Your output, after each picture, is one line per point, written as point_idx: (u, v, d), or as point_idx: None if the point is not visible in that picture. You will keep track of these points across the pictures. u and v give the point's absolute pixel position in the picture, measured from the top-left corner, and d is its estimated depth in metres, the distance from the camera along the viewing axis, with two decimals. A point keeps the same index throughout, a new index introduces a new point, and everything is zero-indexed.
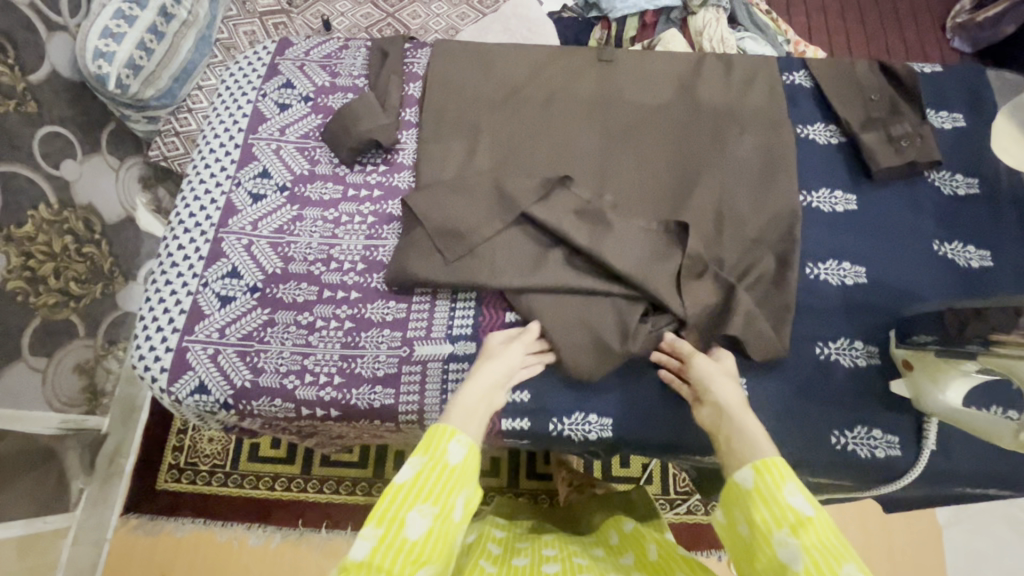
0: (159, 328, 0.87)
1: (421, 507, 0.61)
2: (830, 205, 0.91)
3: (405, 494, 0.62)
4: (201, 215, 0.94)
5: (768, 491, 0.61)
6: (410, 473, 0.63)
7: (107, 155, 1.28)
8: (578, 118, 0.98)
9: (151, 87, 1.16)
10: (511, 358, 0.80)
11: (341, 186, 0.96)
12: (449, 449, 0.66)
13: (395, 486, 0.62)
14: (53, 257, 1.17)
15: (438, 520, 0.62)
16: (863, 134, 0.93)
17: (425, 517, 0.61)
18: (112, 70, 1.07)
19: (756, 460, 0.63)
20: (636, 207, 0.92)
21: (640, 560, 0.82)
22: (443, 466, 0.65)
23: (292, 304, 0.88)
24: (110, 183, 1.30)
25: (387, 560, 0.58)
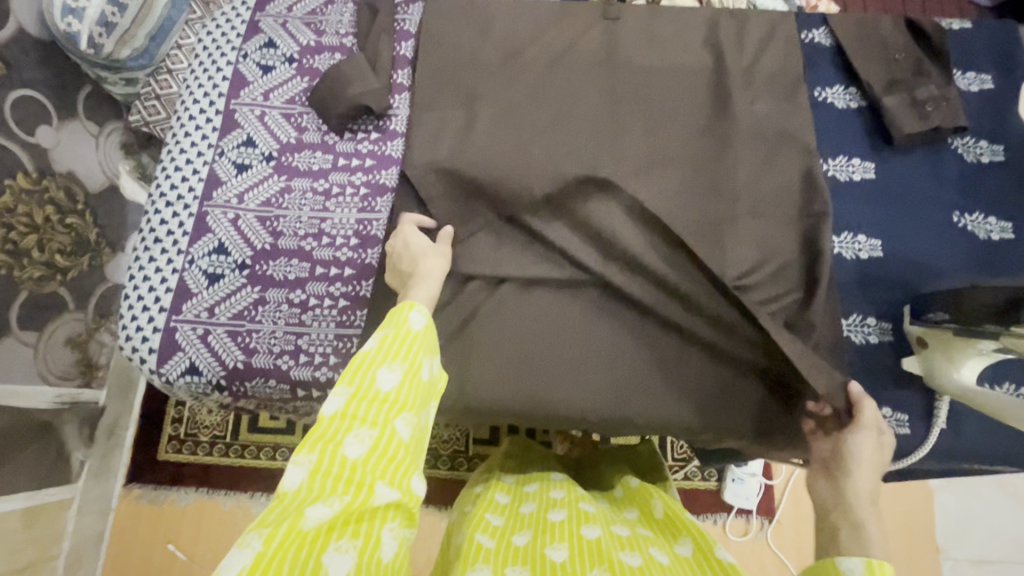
0: (144, 309, 0.83)
1: (389, 364, 0.54)
2: (847, 173, 0.87)
3: (373, 357, 0.55)
4: (183, 187, 0.89)
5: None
6: (375, 342, 0.56)
7: (86, 120, 1.22)
8: (582, 84, 0.92)
9: (128, 46, 1.08)
10: (433, 266, 0.73)
11: (332, 155, 0.90)
12: (411, 318, 0.59)
13: (360, 352, 0.55)
14: (35, 229, 1.12)
15: (408, 375, 0.55)
16: (886, 98, 0.87)
17: (394, 372, 0.54)
18: (83, 27, 1.00)
19: (872, 557, 0.54)
20: (645, 178, 0.87)
21: (646, 516, 0.80)
22: (409, 333, 0.57)
23: (283, 282, 0.85)
24: (90, 149, 1.24)
25: (362, 411, 0.51)
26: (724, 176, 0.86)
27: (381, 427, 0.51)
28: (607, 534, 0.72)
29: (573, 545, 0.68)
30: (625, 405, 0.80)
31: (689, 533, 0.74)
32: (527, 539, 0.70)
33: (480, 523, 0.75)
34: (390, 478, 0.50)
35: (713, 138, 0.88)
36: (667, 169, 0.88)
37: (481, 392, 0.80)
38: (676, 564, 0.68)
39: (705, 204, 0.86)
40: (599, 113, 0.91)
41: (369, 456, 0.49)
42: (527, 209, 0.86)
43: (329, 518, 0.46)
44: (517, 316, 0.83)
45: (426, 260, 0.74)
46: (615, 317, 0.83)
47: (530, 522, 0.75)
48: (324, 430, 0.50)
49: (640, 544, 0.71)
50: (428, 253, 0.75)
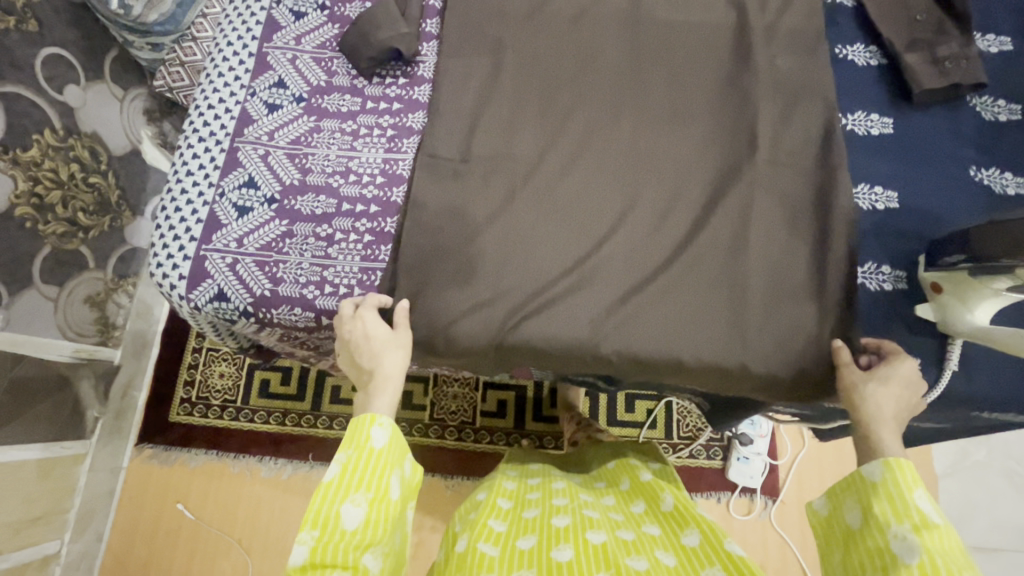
0: (176, 238, 0.86)
1: (355, 495, 0.62)
2: (866, 128, 0.89)
3: (336, 487, 0.62)
4: (216, 125, 0.91)
5: (896, 486, 0.60)
6: (337, 469, 0.64)
7: (111, 83, 1.25)
8: (605, 39, 0.93)
9: (154, 11, 1.11)
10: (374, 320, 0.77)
11: (360, 98, 0.93)
12: (371, 435, 0.66)
13: (324, 484, 0.62)
14: (60, 185, 1.15)
15: (373, 504, 0.62)
16: (906, 56, 0.88)
17: (359, 505, 0.62)
18: None
19: (890, 458, 0.63)
20: (666, 129, 0.89)
21: (653, 509, 0.82)
22: (369, 453, 0.65)
23: (311, 216, 0.87)
24: (115, 112, 1.26)
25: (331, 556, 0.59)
26: (744, 127, 0.88)
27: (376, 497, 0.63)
28: (612, 538, 0.75)
29: (579, 548, 0.72)
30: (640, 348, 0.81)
31: (696, 524, 0.76)
32: (532, 544, 0.73)
33: (483, 532, 0.77)
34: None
35: (734, 92, 0.90)
36: (688, 120, 0.89)
37: (495, 338, 0.81)
38: (682, 563, 0.70)
39: (724, 154, 0.87)
40: (622, 66, 0.92)
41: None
42: (550, 155, 0.87)
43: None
44: (537, 257, 0.83)
45: (385, 358, 0.75)
46: (636, 262, 0.83)
47: (534, 526, 0.78)
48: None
49: (645, 547, 0.73)
50: (392, 349, 0.75)
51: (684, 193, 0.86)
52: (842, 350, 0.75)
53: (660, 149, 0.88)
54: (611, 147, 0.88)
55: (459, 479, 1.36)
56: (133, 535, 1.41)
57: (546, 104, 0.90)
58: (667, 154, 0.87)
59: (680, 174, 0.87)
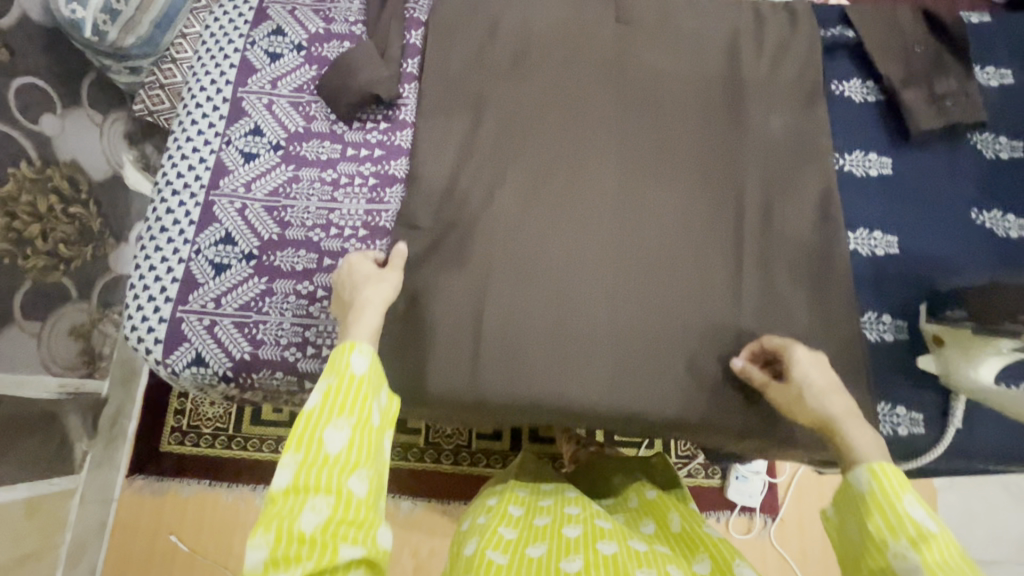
0: (151, 299, 0.83)
1: (337, 421, 0.60)
2: (864, 169, 0.86)
3: (317, 416, 0.60)
4: (190, 176, 0.88)
5: (885, 497, 0.56)
6: (318, 397, 0.61)
7: (89, 109, 1.20)
8: (592, 83, 0.91)
9: (132, 35, 1.05)
10: (360, 270, 0.75)
11: (340, 145, 0.89)
12: (351, 361, 0.63)
13: (305, 412, 0.60)
14: (39, 217, 1.11)
15: (356, 428, 0.61)
16: (905, 93, 0.85)
17: (341, 430, 0.60)
18: (88, 15, 0.98)
19: (871, 461, 0.58)
20: (656, 180, 0.87)
21: (662, 531, 0.80)
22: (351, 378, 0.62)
23: (291, 273, 0.83)
24: (94, 139, 1.23)
25: (315, 479, 0.57)
26: (739, 174, 0.86)
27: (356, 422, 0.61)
28: (624, 548, 0.71)
29: (590, 558, 0.68)
30: (631, 403, 0.80)
31: (706, 550, 0.73)
32: (542, 552, 0.71)
33: (492, 539, 0.75)
34: (353, 539, 0.56)
35: (729, 137, 0.88)
36: (682, 170, 0.87)
37: (480, 396, 0.80)
38: None
39: (718, 204, 0.86)
40: (609, 114, 0.90)
41: (326, 523, 0.55)
42: (535, 207, 0.86)
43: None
44: (527, 314, 0.82)
45: (370, 289, 0.73)
46: (628, 319, 0.82)
47: (545, 535, 0.75)
48: (281, 504, 0.56)
49: (657, 560, 0.70)
50: (376, 283, 0.73)
51: (678, 246, 0.84)
52: (750, 368, 0.75)
53: (652, 201, 0.86)
54: (601, 200, 0.87)
55: (457, 503, 1.33)
56: (127, 566, 1.38)
57: (533, 156, 0.89)
58: (659, 205, 0.86)
59: (674, 226, 0.85)
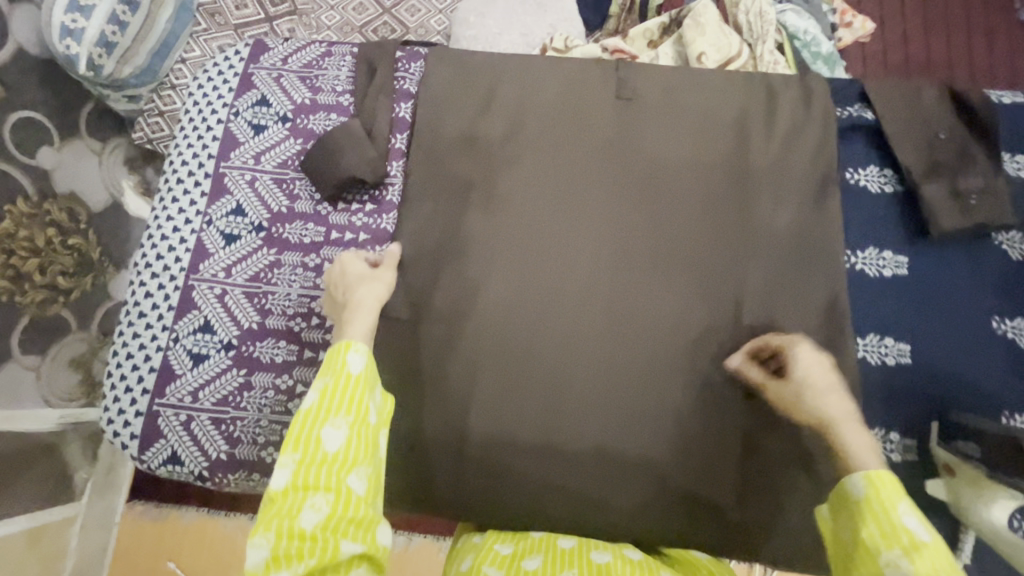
0: (128, 389, 0.81)
1: (335, 421, 0.63)
2: (877, 268, 0.80)
3: (315, 417, 0.63)
4: (170, 258, 0.85)
5: (880, 504, 0.56)
6: (316, 396, 0.64)
7: (87, 137, 1.16)
8: (589, 164, 0.86)
9: (129, 65, 1.07)
10: (353, 267, 0.77)
11: (323, 227, 0.86)
12: (347, 362, 0.66)
13: (304, 413, 0.63)
14: (37, 253, 1.03)
15: (353, 429, 0.63)
16: (926, 187, 0.79)
17: (339, 429, 0.63)
18: (82, 50, 0.99)
19: (868, 470, 0.58)
20: (655, 273, 0.83)
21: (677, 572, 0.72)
22: (347, 379, 0.65)
23: (270, 366, 0.81)
24: (94, 166, 1.17)
25: (314, 478, 0.60)
26: (743, 273, 0.81)
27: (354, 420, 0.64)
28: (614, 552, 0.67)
29: None
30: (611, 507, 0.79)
31: None
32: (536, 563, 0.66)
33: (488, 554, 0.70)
34: (352, 535, 0.59)
35: (733, 231, 0.82)
36: (683, 267, 0.82)
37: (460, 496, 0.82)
38: None
39: (719, 302, 0.81)
40: (606, 201, 0.85)
41: (325, 521, 0.58)
42: (526, 300, 0.82)
43: None
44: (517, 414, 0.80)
45: (363, 289, 0.74)
46: (618, 423, 0.79)
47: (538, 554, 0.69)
48: (283, 504, 0.59)
49: None
50: (370, 282, 0.75)
51: (674, 347, 0.80)
52: (747, 369, 0.75)
53: (649, 300, 0.82)
54: (595, 296, 0.82)
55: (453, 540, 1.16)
56: None
57: (525, 244, 0.84)
58: (655, 303, 0.81)
59: (671, 328, 0.81)
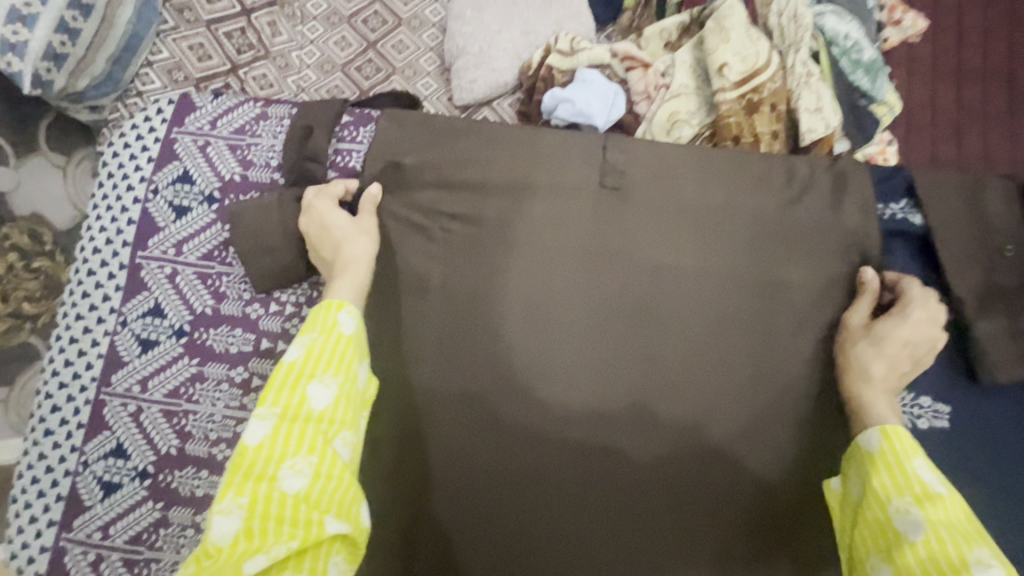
0: (32, 520, 0.71)
1: (322, 377, 0.54)
2: (911, 418, 0.65)
3: (297, 374, 0.54)
4: (80, 365, 0.74)
5: (893, 455, 0.53)
6: (299, 353, 0.55)
7: (49, 152, 1.05)
8: (569, 263, 0.71)
9: (85, 75, 0.93)
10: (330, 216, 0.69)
11: (253, 333, 0.73)
12: (338, 318, 0.58)
13: (286, 366, 0.54)
14: None
15: (343, 388, 0.55)
16: (981, 321, 0.64)
17: (327, 386, 0.54)
18: (25, 66, 0.87)
19: (884, 423, 0.55)
20: (641, 406, 0.68)
21: None
22: (337, 333, 0.57)
23: (189, 499, 0.71)
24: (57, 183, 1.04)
25: (295, 437, 0.51)
26: (745, 418, 0.67)
27: (344, 376, 0.55)
28: None
29: None
30: None
31: None
32: None
33: None
34: (337, 508, 0.50)
35: (737, 363, 0.68)
36: (673, 407, 0.68)
37: None
38: None
39: (714, 448, 0.67)
40: (583, 317, 0.70)
41: (309, 484, 0.49)
42: (483, 434, 0.68)
43: (269, 566, 0.46)
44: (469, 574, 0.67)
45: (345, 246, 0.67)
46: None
47: None
48: (257, 459, 0.50)
49: None
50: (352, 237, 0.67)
51: (659, 504, 0.67)
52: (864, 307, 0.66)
53: (630, 444, 0.68)
54: (565, 436, 0.68)
55: None
56: None
57: (494, 360, 0.69)
58: (640, 445, 0.67)
59: (655, 478, 0.67)
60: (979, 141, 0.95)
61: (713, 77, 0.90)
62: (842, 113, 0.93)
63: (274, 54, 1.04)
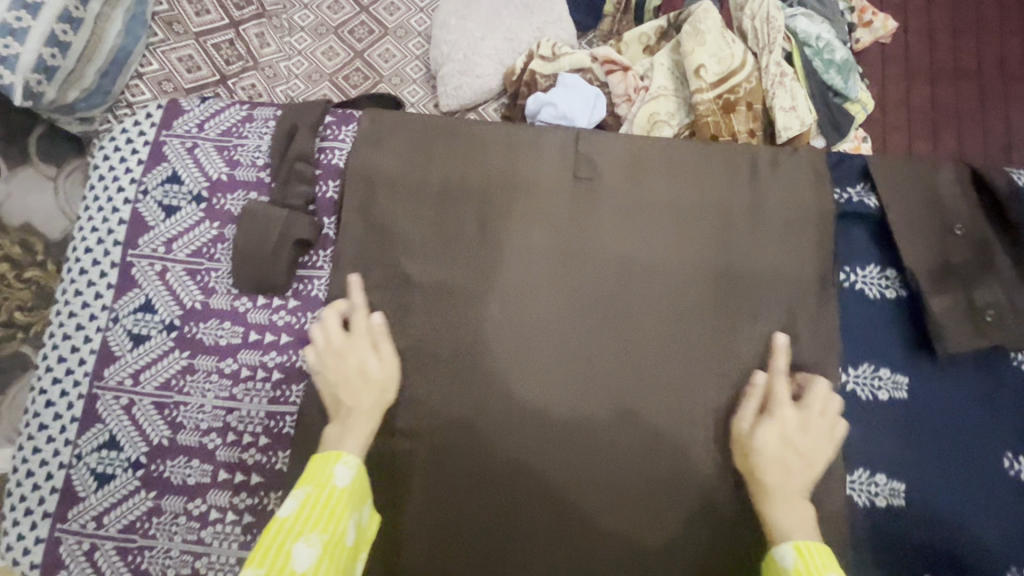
0: (27, 512, 0.73)
1: (309, 535, 0.55)
2: (871, 390, 0.69)
3: (288, 528, 0.55)
4: (74, 360, 0.76)
5: (809, 572, 0.53)
6: (293, 506, 0.56)
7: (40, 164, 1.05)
8: (545, 252, 0.74)
9: (76, 87, 0.95)
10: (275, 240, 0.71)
11: (242, 327, 0.76)
12: (334, 472, 0.60)
13: (275, 521, 0.55)
14: None
15: (327, 546, 0.55)
16: (936, 297, 0.68)
17: (313, 545, 0.54)
18: (17, 79, 0.89)
19: (797, 539, 0.57)
20: (617, 387, 0.70)
21: None
22: (331, 490, 0.58)
23: (181, 488, 0.73)
24: (48, 196, 1.05)
25: None
26: (719, 393, 0.69)
27: (329, 533, 0.56)
28: None
29: None
30: None
31: None
32: None
33: None
34: None
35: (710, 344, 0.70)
36: (651, 384, 0.70)
37: None
38: None
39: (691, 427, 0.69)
40: (561, 301, 0.72)
41: None
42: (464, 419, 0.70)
43: None
44: (447, 563, 0.68)
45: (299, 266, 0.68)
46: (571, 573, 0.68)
47: None
48: None
49: None
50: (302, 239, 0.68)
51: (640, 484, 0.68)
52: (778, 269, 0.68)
53: (610, 423, 0.69)
54: (549, 419, 0.69)
55: None
56: None
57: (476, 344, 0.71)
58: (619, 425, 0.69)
59: (635, 458, 0.68)
60: (954, 135, 0.98)
61: (691, 78, 0.94)
62: (819, 110, 0.96)
63: (261, 64, 1.08)
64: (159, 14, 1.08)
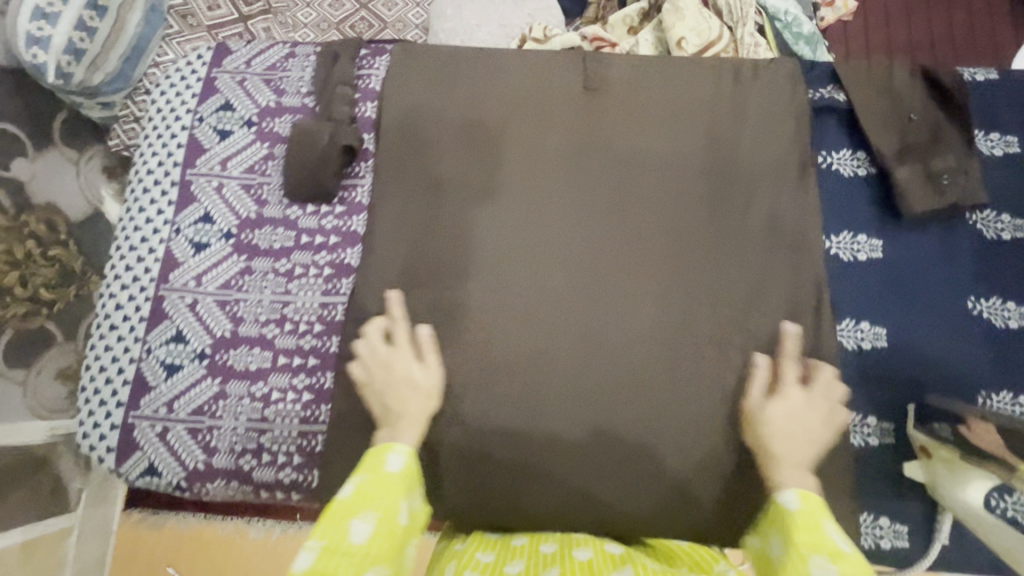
0: (103, 402, 0.81)
1: (363, 514, 0.55)
2: (851, 252, 0.80)
3: (345, 507, 0.55)
4: (140, 268, 0.84)
5: (811, 521, 0.54)
6: (350, 490, 0.57)
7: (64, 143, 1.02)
8: (561, 152, 0.84)
9: (100, 72, 0.99)
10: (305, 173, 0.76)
11: (294, 231, 0.84)
12: (387, 459, 0.60)
13: (333, 503, 0.56)
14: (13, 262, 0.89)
15: (382, 525, 0.55)
16: (898, 169, 0.79)
17: (368, 521, 0.54)
18: (50, 59, 0.91)
19: (804, 490, 0.58)
20: (633, 262, 0.79)
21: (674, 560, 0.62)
22: (383, 477, 0.59)
23: (244, 374, 0.80)
24: (72, 177, 1.02)
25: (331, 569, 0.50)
26: (726, 261, 0.78)
27: (382, 513, 0.55)
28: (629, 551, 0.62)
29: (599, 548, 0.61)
30: (603, 506, 0.75)
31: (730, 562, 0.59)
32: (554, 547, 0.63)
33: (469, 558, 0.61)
34: None
35: (713, 222, 0.80)
36: (661, 257, 0.79)
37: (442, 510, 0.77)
38: None
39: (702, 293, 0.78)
40: (578, 195, 0.83)
41: None
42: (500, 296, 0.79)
43: None
44: (493, 419, 0.76)
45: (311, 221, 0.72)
46: (605, 429, 0.75)
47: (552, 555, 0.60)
48: None
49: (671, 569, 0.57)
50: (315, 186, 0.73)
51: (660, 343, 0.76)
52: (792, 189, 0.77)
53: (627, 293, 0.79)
54: (575, 290, 0.79)
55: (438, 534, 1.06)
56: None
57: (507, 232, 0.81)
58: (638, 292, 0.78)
59: (653, 322, 0.77)
60: None
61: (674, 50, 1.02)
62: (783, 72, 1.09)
63: None
64: (174, 8, 1.19)
